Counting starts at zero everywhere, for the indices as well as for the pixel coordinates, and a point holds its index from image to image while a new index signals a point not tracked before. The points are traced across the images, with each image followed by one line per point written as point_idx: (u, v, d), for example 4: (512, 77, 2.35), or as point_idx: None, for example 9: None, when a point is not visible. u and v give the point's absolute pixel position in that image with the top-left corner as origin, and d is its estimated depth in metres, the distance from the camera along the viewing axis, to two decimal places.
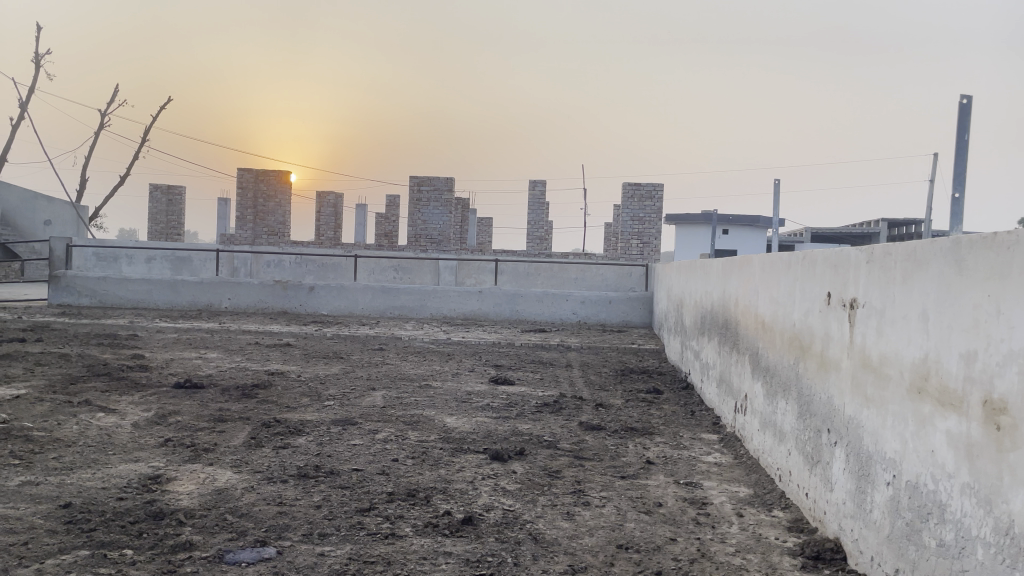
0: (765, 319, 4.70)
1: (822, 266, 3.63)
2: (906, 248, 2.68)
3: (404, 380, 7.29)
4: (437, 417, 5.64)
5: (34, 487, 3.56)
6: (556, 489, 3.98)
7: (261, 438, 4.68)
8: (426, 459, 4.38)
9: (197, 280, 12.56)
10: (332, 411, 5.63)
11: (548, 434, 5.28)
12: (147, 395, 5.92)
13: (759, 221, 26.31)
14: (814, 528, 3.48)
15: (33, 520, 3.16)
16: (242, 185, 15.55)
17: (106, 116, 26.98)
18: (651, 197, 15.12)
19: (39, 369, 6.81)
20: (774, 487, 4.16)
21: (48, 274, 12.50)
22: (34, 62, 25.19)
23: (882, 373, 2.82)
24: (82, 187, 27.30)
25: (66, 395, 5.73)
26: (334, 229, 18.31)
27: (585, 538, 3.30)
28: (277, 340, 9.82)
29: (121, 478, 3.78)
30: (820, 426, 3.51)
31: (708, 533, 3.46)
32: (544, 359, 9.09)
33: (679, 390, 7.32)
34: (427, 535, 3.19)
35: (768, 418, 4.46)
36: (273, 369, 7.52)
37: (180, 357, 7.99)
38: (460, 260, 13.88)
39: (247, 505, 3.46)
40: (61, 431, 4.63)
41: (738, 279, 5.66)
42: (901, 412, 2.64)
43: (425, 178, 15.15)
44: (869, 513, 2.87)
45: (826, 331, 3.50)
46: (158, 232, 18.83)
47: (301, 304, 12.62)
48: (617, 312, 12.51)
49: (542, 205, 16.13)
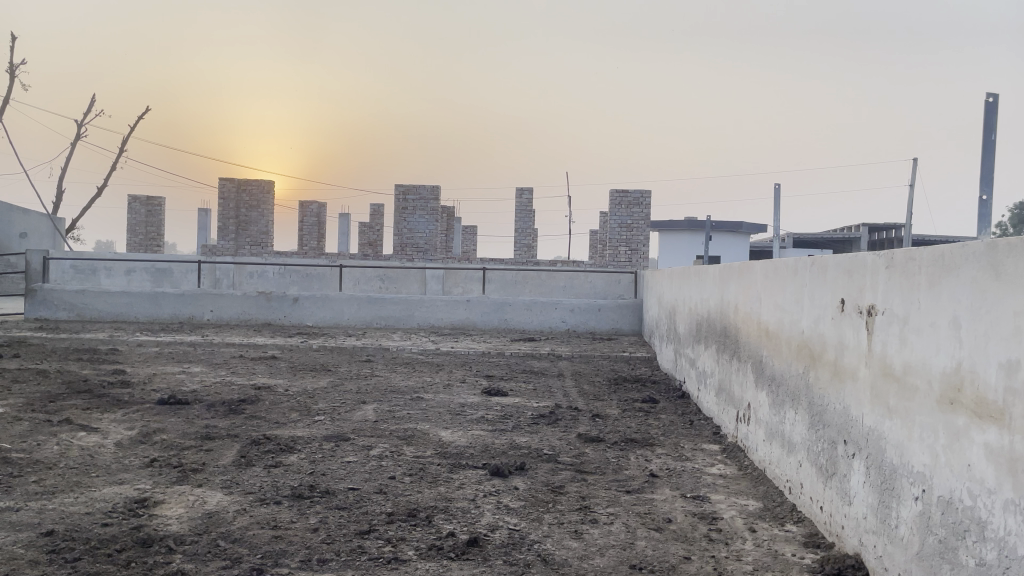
0: (769, 328, 4.60)
1: (834, 272, 3.53)
2: (932, 253, 2.58)
3: (395, 393, 7.11)
4: (433, 431, 5.47)
5: (14, 513, 3.37)
6: (561, 506, 3.84)
7: (252, 456, 4.51)
8: (425, 476, 4.23)
9: (179, 292, 12.32)
10: (324, 426, 5.45)
11: (547, 447, 5.14)
12: (131, 412, 5.71)
13: (742, 227, 26.37)
14: (831, 543, 3.37)
15: (14, 550, 2.97)
16: (224, 196, 15.34)
17: (82, 126, 26.92)
18: (639, 203, 15.09)
19: (17, 387, 6.57)
20: (784, 499, 4.05)
21: (25, 288, 12.21)
22: (9, 71, 24.80)
23: (906, 383, 2.71)
24: (59, 200, 27.02)
25: (45, 414, 5.52)
26: (317, 239, 18.12)
27: (597, 559, 3.16)
28: (262, 353, 9.61)
29: (106, 502, 3.59)
30: (835, 437, 3.40)
31: (722, 551, 3.33)
32: (535, 369, 8.96)
33: (675, 399, 7.21)
34: (431, 559, 3.04)
35: (774, 429, 4.35)
36: (260, 383, 7.33)
37: (163, 372, 7.77)
38: (447, 269, 13.73)
39: (240, 529, 3.29)
40: (42, 452, 4.44)
41: (737, 286, 5.55)
42: (929, 424, 2.53)
43: (410, 186, 14.96)
44: (894, 529, 2.76)
45: (839, 339, 3.41)
46: (138, 243, 18.53)
47: (286, 315, 12.41)
48: (606, 319, 12.41)
49: (528, 213, 16.00)
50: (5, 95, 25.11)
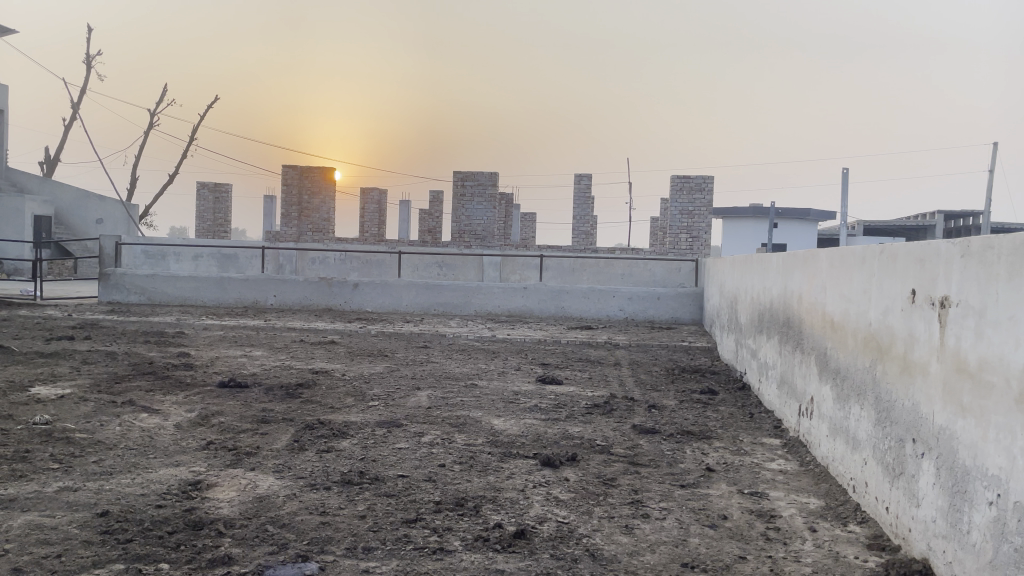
0: (834, 318, 4.41)
1: (904, 261, 3.35)
2: (1012, 241, 2.40)
3: (450, 379, 7.10)
4: (485, 419, 5.44)
5: (72, 493, 3.45)
6: (612, 500, 3.75)
7: (305, 440, 4.54)
8: (475, 464, 4.19)
9: (243, 278, 12.58)
10: (377, 412, 5.47)
11: (601, 438, 5.04)
12: (191, 395, 5.83)
13: (810, 214, 25.64)
14: (897, 546, 3.20)
15: (69, 530, 3.03)
16: (287, 183, 15.59)
17: (154, 114, 27.83)
18: (701, 189, 14.79)
19: (86, 368, 6.78)
20: (848, 498, 3.88)
21: (99, 272, 12.63)
22: (86, 62, 25.71)
23: (981, 380, 2.54)
24: (133, 187, 27.95)
25: (111, 395, 5.68)
26: (378, 226, 18.29)
27: (647, 555, 3.07)
28: (322, 338, 9.73)
29: (161, 484, 3.65)
30: (903, 435, 3.22)
31: (780, 551, 3.19)
32: (592, 357, 8.84)
33: (736, 391, 7.02)
34: (477, 551, 2.98)
35: (838, 424, 4.17)
36: (318, 368, 7.41)
37: (225, 356, 7.93)
38: (505, 257, 13.69)
39: (289, 515, 3.30)
40: (104, 433, 4.55)
41: (802, 275, 5.34)
42: (1007, 425, 2.36)
43: (469, 173, 14.98)
44: (965, 534, 2.59)
45: (909, 333, 3.22)
46: (206, 229, 19.00)
47: (346, 301, 12.56)
48: (665, 308, 12.20)
49: (587, 200, 15.84)
50: (82, 86, 26.03)
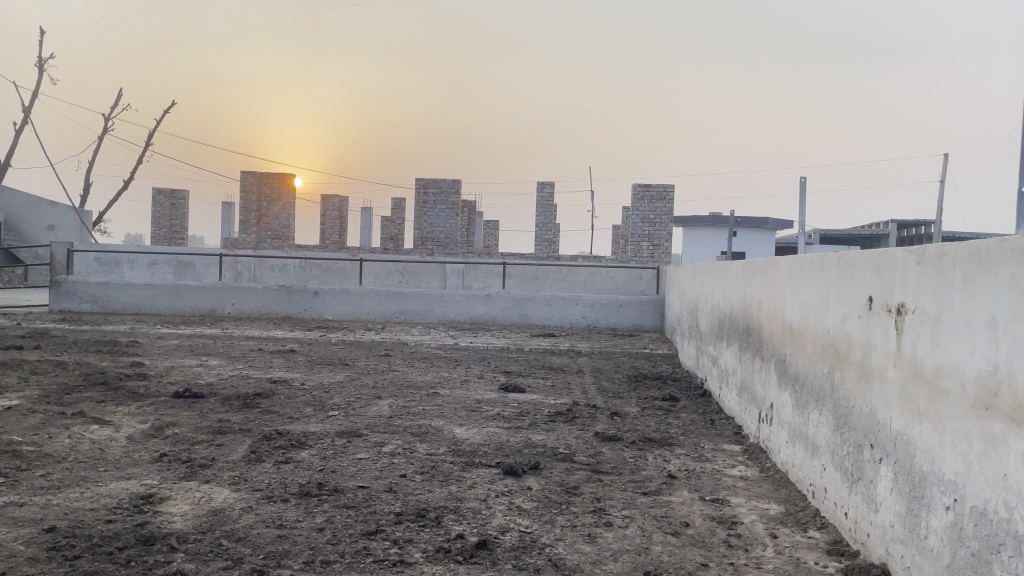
0: (793, 325, 4.45)
1: (861, 268, 3.39)
2: (966, 248, 2.44)
3: (412, 388, 7.03)
4: (447, 428, 5.38)
5: (18, 509, 3.32)
6: (575, 508, 3.72)
7: (262, 452, 4.45)
8: (436, 474, 4.14)
9: (200, 285, 12.34)
10: (337, 422, 5.38)
11: (563, 446, 5.02)
12: (145, 406, 5.68)
13: (768, 223, 26.02)
14: (855, 551, 3.23)
15: (14, 546, 2.92)
16: (246, 188, 15.31)
17: (109, 119, 27.28)
18: (662, 198, 14.90)
19: (34, 379, 6.57)
20: (807, 504, 3.91)
21: (49, 280, 12.30)
22: (37, 65, 25.09)
23: (937, 386, 2.57)
24: (86, 193, 27.34)
25: (60, 406, 5.50)
26: (339, 233, 18.11)
27: (610, 564, 3.05)
28: (281, 346, 9.58)
29: (111, 498, 3.53)
30: (861, 441, 3.26)
31: (742, 558, 3.20)
32: (554, 365, 8.83)
33: (697, 398, 7.06)
34: (438, 562, 2.94)
35: (798, 430, 4.20)
36: (277, 377, 7.28)
37: (180, 365, 7.76)
38: (467, 264, 13.65)
39: (245, 528, 3.22)
40: (52, 445, 4.40)
41: (761, 282, 5.39)
42: (963, 431, 2.39)
43: (431, 180, 14.89)
44: (923, 539, 2.62)
45: (867, 339, 3.26)
46: (162, 236, 18.63)
47: (306, 309, 12.40)
48: (627, 315, 12.25)
49: (550, 208, 15.87)
50: (34, 89, 25.42)
